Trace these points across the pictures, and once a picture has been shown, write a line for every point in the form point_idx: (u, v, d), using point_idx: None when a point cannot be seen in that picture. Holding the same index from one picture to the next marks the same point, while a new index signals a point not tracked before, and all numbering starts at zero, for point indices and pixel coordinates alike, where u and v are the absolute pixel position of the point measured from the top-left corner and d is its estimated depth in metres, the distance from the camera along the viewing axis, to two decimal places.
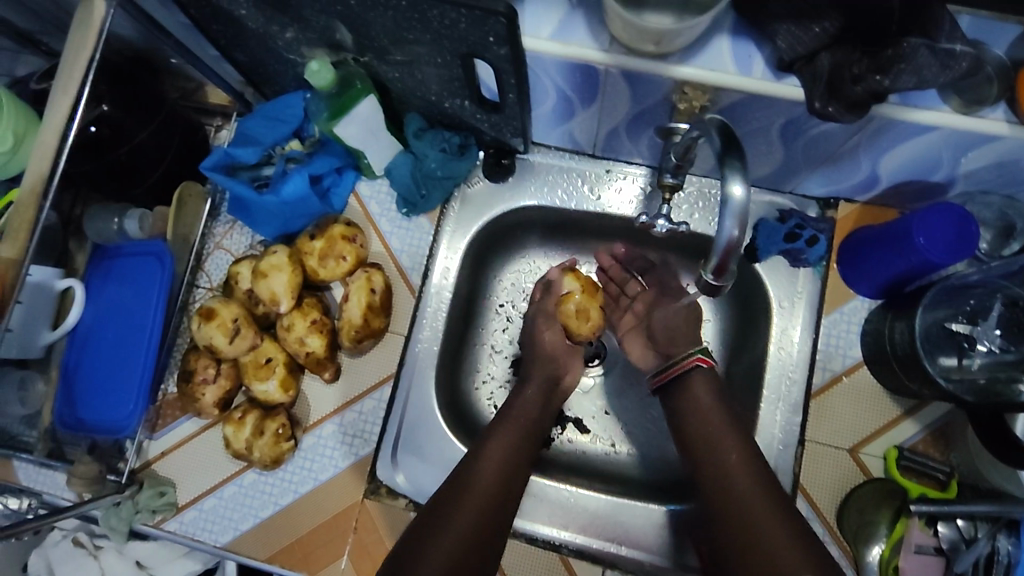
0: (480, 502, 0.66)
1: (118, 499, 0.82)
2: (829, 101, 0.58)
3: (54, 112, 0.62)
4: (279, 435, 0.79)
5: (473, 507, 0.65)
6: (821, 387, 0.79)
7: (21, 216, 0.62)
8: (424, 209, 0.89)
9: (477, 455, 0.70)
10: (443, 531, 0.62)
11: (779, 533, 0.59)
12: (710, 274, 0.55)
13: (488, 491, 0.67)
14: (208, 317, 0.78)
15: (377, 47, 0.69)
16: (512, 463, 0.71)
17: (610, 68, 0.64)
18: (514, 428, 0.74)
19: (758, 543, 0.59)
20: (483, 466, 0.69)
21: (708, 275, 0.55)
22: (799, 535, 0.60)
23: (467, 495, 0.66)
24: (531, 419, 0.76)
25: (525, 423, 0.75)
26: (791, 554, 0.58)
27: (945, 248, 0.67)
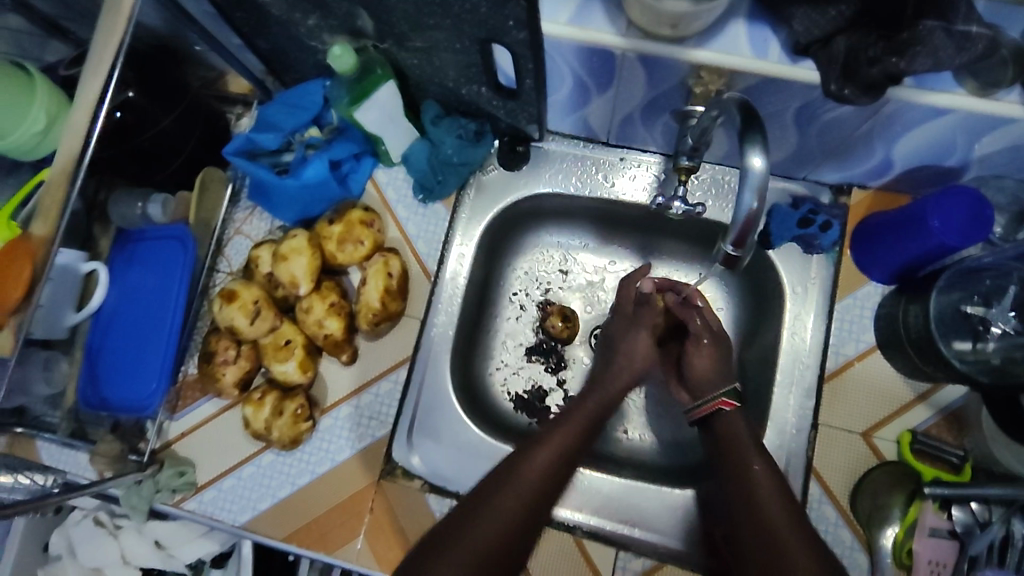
0: (522, 501, 0.63)
1: (140, 478, 0.82)
2: (844, 84, 0.59)
3: (85, 92, 0.65)
4: (298, 415, 0.80)
5: (513, 507, 0.62)
6: (835, 371, 0.79)
7: (53, 194, 0.64)
8: (439, 196, 0.90)
9: (526, 454, 0.68)
10: (476, 527, 0.59)
11: (779, 513, 0.64)
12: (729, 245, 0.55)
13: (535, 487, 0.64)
14: (230, 299, 0.79)
15: (397, 33, 0.71)
16: (560, 468, 0.68)
17: (626, 52, 0.65)
18: (580, 418, 0.74)
19: (778, 537, 0.61)
20: (531, 465, 0.66)
21: (728, 246, 0.55)
22: (800, 524, 0.63)
23: (506, 493, 0.63)
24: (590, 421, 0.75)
25: (586, 421, 0.75)
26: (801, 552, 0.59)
27: (960, 231, 0.67)
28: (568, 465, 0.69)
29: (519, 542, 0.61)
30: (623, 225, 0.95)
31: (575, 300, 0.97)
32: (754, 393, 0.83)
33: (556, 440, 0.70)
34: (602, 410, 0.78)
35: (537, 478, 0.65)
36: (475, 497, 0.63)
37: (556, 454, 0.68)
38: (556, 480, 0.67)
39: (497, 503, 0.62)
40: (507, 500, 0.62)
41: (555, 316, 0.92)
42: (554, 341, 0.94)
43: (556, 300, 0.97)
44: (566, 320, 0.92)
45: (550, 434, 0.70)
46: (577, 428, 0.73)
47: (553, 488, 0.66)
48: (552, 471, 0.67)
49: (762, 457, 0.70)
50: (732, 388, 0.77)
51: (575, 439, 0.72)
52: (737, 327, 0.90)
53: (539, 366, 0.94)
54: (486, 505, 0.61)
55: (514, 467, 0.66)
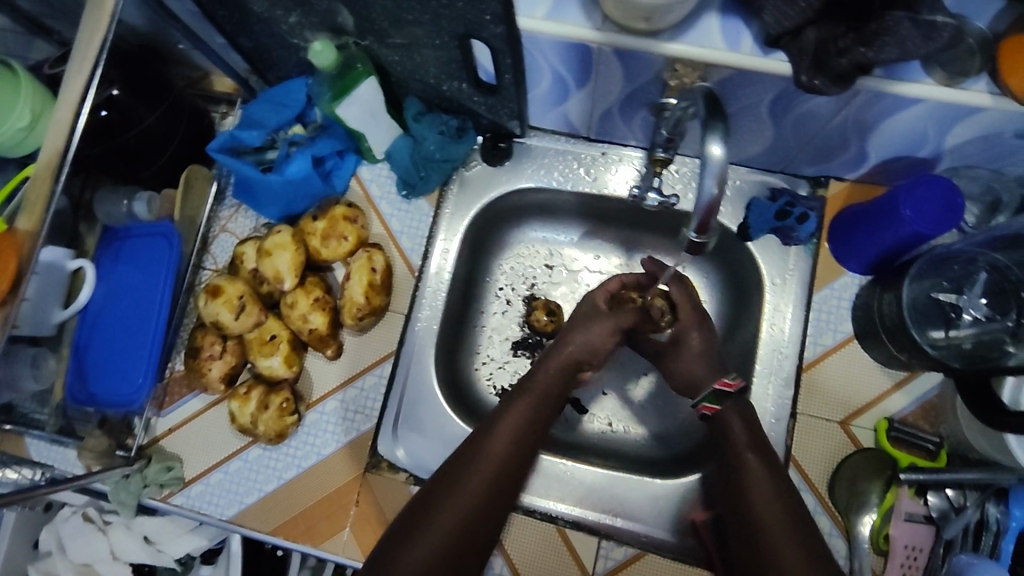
0: (478, 487, 0.68)
1: (127, 472, 0.84)
2: (815, 74, 0.60)
3: (69, 88, 0.65)
4: (283, 409, 0.81)
5: (470, 496, 0.68)
6: (812, 361, 0.80)
7: (38, 190, 0.64)
8: (423, 191, 0.90)
9: (481, 440, 0.71)
10: (436, 519, 0.66)
11: (771, 513, 0.65)
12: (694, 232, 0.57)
13: (487, 475, 0.69)
14: (214, 294, 0.80)
15: (378, 29, 0.72)
16: (514, 448, 0.72)
17: (603, 46, 0.66)
18: (537, 392, 0.76)
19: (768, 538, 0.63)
20: (484, 454, 0.70)
21: (692, 232, 0.58)
22: (790, 514, 0.65)
23: (462, 483, 0.68)
24: (550, 391, 0.77)
25: (544, 393, 0.76)
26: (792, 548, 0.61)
27: (932, 220, 0.68)
28: (526, 442, 0.73)
29: (480, 522, 0.67)
30: (608, 220, 0.96)
31: (561, 294, 0.97)
32: None
33: (508, 422, 0.73)
34: (554, 381, 0.78)
35: (492, 464, 0.70)
36: (435, 487, 0.69)
37: (508, 436, 0.72)
38: (512, 459, 0.71)
39: (450, 498, 0.67)
40: (462, 489, 0.68)
41: (539, 310, 0.93)
42: (539, 335, 0.95)
43: (541, 294, 0.97)
44: (551, 314, 0.93)
45: (503, 416, 0.73)
46: (528, 405, 0.75)
47: (509, 469, 0.71)
48: (505, 455, 0.71)
49: (755, 447, 0.70)
50: (708, 392, 0.75)
51: (531, 415, 0.74)
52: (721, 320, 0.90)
53: (524, 360, 0.95)
54: (441, 502, 0.67)
55: (470, 455, 0.70)
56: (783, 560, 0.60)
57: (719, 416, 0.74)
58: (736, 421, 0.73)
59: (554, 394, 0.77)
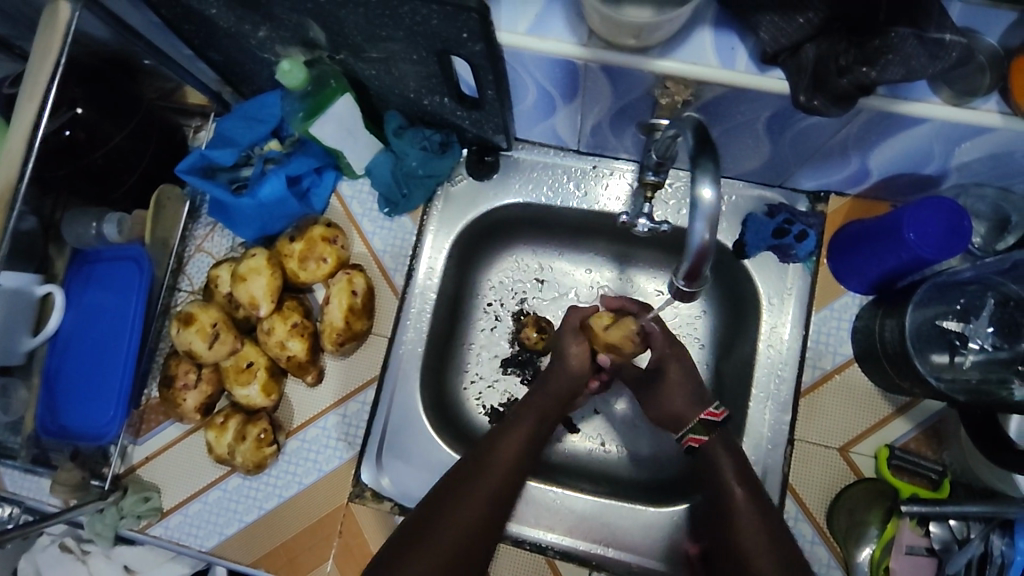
0: (481, 502, 0.66)
1: (102, 505, 0.81)
2: (815, 94, 0.56)
3: (21, 116, 0.61)
4: (261, 440, 0.78)
5: (472, 512, 0.65)
6: (811, 385, 0.77)
7: None
8: (406, 209, 0.87)
9: (482, 456, 0.70)
10: (440, 533, 0.63)
11: (765, 553, 0.62)
12: (682, 279, 0.54)
13: (489, 492, 0.67)
14: (187, 322, 0.77)
15: (352, 45, 0.68)
16: (517, 464, 0.70)
17: (589, 63, 0.62)
18: (535, 410, 0.75)
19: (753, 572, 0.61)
20: (485, 470, 0.68)
21: (678, 279, 0.54)
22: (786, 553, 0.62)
23: (465, 499, 0.66)
24: (545, 410, 0.75)
25: (541, 412, 0.75)
26: None
27: (936, 244, 0.65)
28: (524, 461, 0.72)
29: (484, 536, 0.65)
30: (601, 234, 0.92)
31: (550, 308, 0.94)
32: (730, 408, 0.81)
33: (510, 439, 0.72)
34: (552, 402, 0.76)
35: (495, 480, 0.68)
36: (435, 504, 0.66)
37: (512, 453, 0.71)
38: (513, 476, 0.70)
39: (452, 514, 0.65)
40: (465, 504, 0.66)
41: (529, 327, 0.90)
42: (529, 352, 0.92)
43: (532, 309, 0.94)
44: (541, 331, 0.90)
45: (504, 434, 0.72)
46: (529, 422, 0.74)
47: (510, 485, 0.69)
48: (506, 472, 0.69)
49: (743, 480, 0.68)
50: (695, 423, 0.73)
51: (529, 433, 0.73)
52: (714, 337, 0.86)
53: (514, 378, 0.92)
54: (442, 518, 0.64)
55: (473, 471, 0.68)
56: None
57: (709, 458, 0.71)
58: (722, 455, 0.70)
59: (554, 413, 0.76)
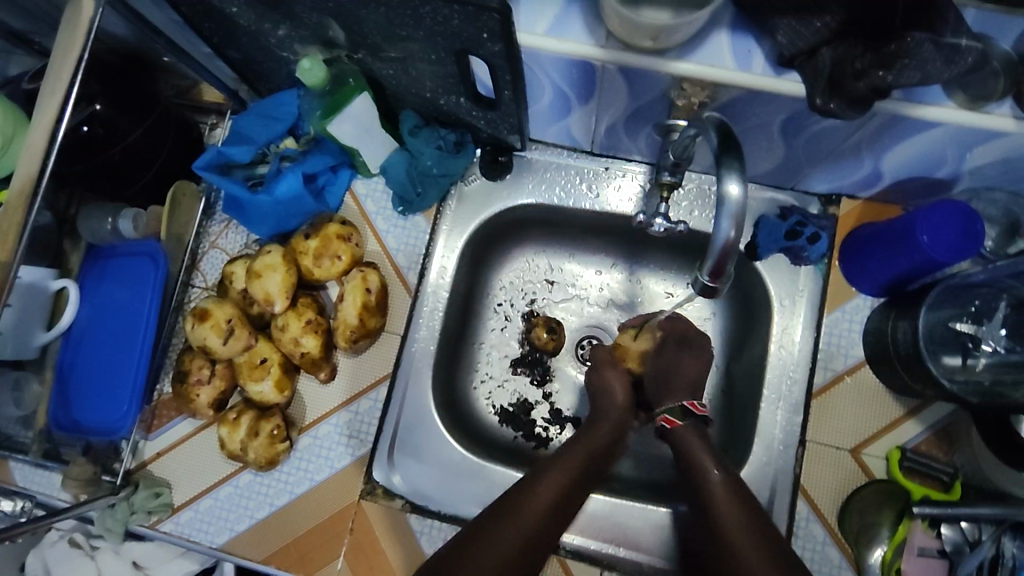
0: (511, 553, 0.65)
1: (113, 501, 0.81)
2: (830, 97, 0.58)
3: (42, 112, 0.61)
4: (274, 436, 0.78)
5: (513, 539, 0.66)
6: (823, 387, 0.78)
7: (9, 217, 0.60)
8: (419, 208, 0.87)
9: (528, 487, 0.70)
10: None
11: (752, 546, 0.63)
12: (707, 276, 0.55)
13: (533, 521, 0.68)
14: (202, 318, 0.77)
15: (371, 44, 0.69)
16: (549, 516, 0.69)
17: (606, 64, 0.63)
18: (585, 449, 0.75)
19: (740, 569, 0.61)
20: (531, 500, 0.69)
21: (704, 276, 0.54)
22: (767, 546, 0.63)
23: (507, 527, 0.66)
24: (595, 448, 0.76)
25: (589, 450, 0.75)
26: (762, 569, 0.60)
27: (950, 248, 0.65)
28: (571, 495, 0.72)
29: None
30: (611, 236, 0.93)
31: (560, 309, 0.95)
32: (742, 410, 0.82)
33: (546, 489, 0.70)
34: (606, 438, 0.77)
35: (526, 530, 0.67)
36: (477, 529, 0.67)
37: (546, 504, 0.69)
38: (543, 530, 0.68)
39: (494, 539, 0.65)
40: (494, 553, 0.64)
41: (539, 328, 0.90)
42: (540, 353, 0.93)
43: (542, 309, 0.95)
44: (552, 332, 0.90)
45: (553, 468, 0.72)
46: (572, 464, 0.73)
47: (556, 516, 0.70)
48: (554, 504, 0.70)
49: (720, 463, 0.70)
50: (676, 406, 0.78)
51: (577, 467, 0.73)
52: (724, 338, 0.88)
53: (524, 378, 0.93)
54: (483, 543, 0.65)
55: (518, 501, 0.69)
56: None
57: (691, 458, 0.72)
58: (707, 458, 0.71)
59: (601, 451, 0.76)
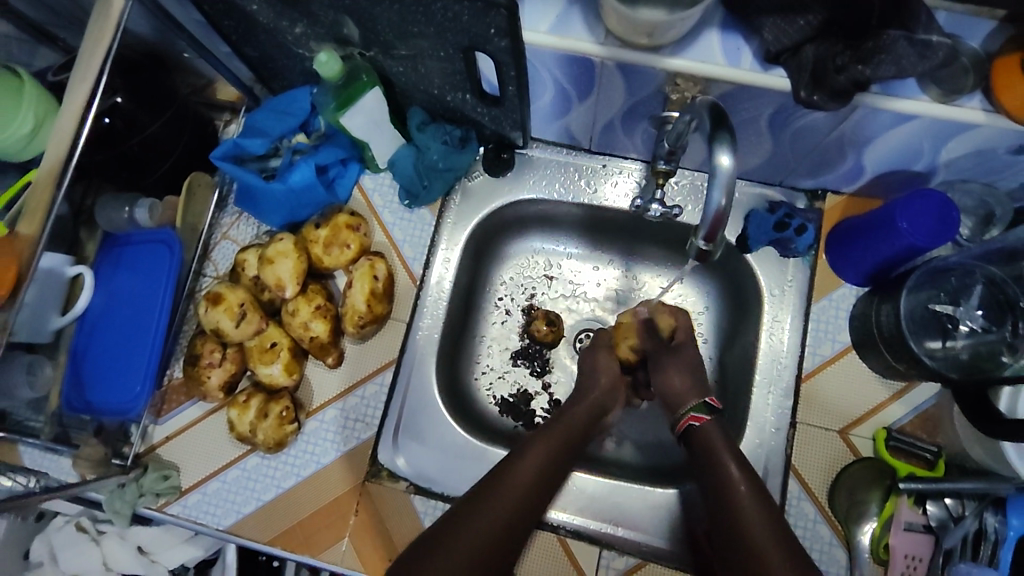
0: (497, 528, 0.67)
1: (123, 481, 0.83)
2: (813, 90, 0.62)
3: (72, 98, 0.65)
4: (282, 417, 0.80)
5: (499, 515, 0.68)
6: (812, 371, 0.81)
7: (38, 196, 0.63)
8: (425, 201, 0.91)
9: (509, 465, 0.73)
10: (456, 546, 0.64)
11: (759, 524, 0.66)
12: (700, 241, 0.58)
13: (517, 497, 0.70)
14: (215, 302, 0.80)
15: (383, 42, 0.73)
16: (535, 487, 0.72)
17: (605, 60, 0.67)
18: (562, 434, 0.78)
19: (758, 553, 0.64)
20: (512, 477, 0.71)
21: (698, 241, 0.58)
22: (775, 518, 0.68)
23: (490, 504, 0.68)
24: (571, 433, 0.79)
25: (566, 435, 0.78)
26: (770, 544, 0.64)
27: (928, 233, 0.69)
28: (551, 474, 0.74)
29: (497, 554, 0.66)
30: (609, 233, 0.97)
31: (559, 304, 0.99)
32: (735, 395, 0.85)
33: (531, 460, 0.74)
34: (585, 423, 0.81)
35: (515, 498, 0.70)
36: (463, 508, 0.68)
37: (529, 478, 0.72)
38: (529, 503, 0.71)
39: (481, 516, 0.67)
40: (482, 528, 0.66)
41: (539, 320, 0.94)
42: (539, 345, 0.96)
43: (541, 304, 0.99)
44: (551, 325, 0.94)
45: (529, 449, 0.75)
46: (549, 445, 0.76)
47: (539, 494, 0.72)
48: (535, 483, 0.72)
49: (739, 460, 0.72)
50: (700, 402, 0.79)
51: (553, 449, 0.76)
52: (717, 328, 0.93)
53: (524, 370, 0.96)
54: (469, 519, 0.67)
55: (499, 479, 0.71)
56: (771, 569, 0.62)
57: (710, 447, 0.75)
58: (713, 428, 0.77)
59: (576, 435, 0.79)
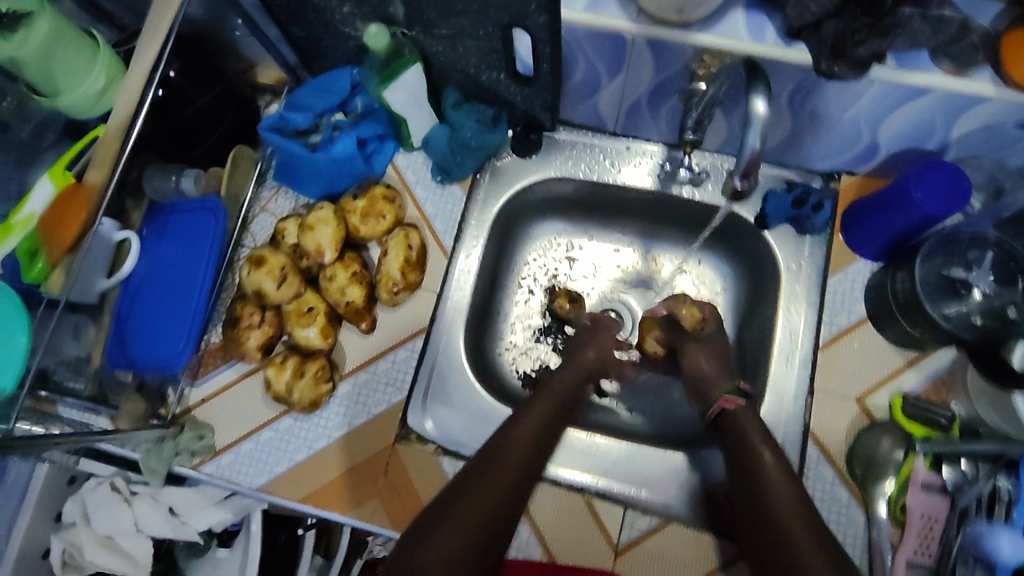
0: (504, 487, 0.71)
1: (163, 435, 0.85)
2: (834, 63, 0.66)
3: (140, 60, 0.70)
4: (319, 377, 0.83)
5: (504, 475, 0.72)
6: (829, 340, 0.84)
7: (106, 148, 0.68)
8: (457, 177, 0.95)
9: (509, 428, 0.77)
10: (467, 510, 0.68)
11: (787, 493, 0.69)
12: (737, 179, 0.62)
13: (519, 457, 0.74)
14: (258, 264, 0.84)
15: (426, 20, 0.78)
16: (535, 445, 0.76)
17: (637, 37, 0.71)
18: (554, 395, 0.83)
19: (784, 529, 0.66)
20: (512, 438, 0.76)
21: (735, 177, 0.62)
22: (805, 511, 0.67)
23: (495, 467, 0.72)
24: (564, 394, 0.84)
25: (560, 396, 0.83)
26: (787, 505, 0.68)
27: (942, 201, 0.73)
28: (549, 433, 0.79)
29: (506, 510, 0.70)
30: (631, 215, 1.01)
31: (581, 284, 1.03)
32: (753, 365, 0.89)
33: (524, 428, 0.77)
34: (578, 385, 0.86)
35: (517, 458, 0.74)
36: (470, 473, 0.72)
37: (529, 437, 0.76)
38: (531, 461, 0.75)
39: (487, 478, 0.71)
40: (489, 489, 0.70)
41: (562, 297, 0.97)
42: (560, 322, 1.00)
43: (564, 283, 1.03)
44: (574, 302, 0.97)
45: (526, 412, 0.79)
46: (546, 408, 0.80)
47: (538, 450, 0.76)
48: (535, 440, 0.76)
49: (772, 447, 0.72)
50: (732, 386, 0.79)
51: (549, 411, 0.80)
52: (734, 307, 0.97)
53: (547, 346, 0.99)
54: (476, 482, 0.71)
55: (501, 443, 0.75)
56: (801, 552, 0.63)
57: (740, 432, 0.75)
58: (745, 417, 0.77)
59: (570, 396, 0.84)
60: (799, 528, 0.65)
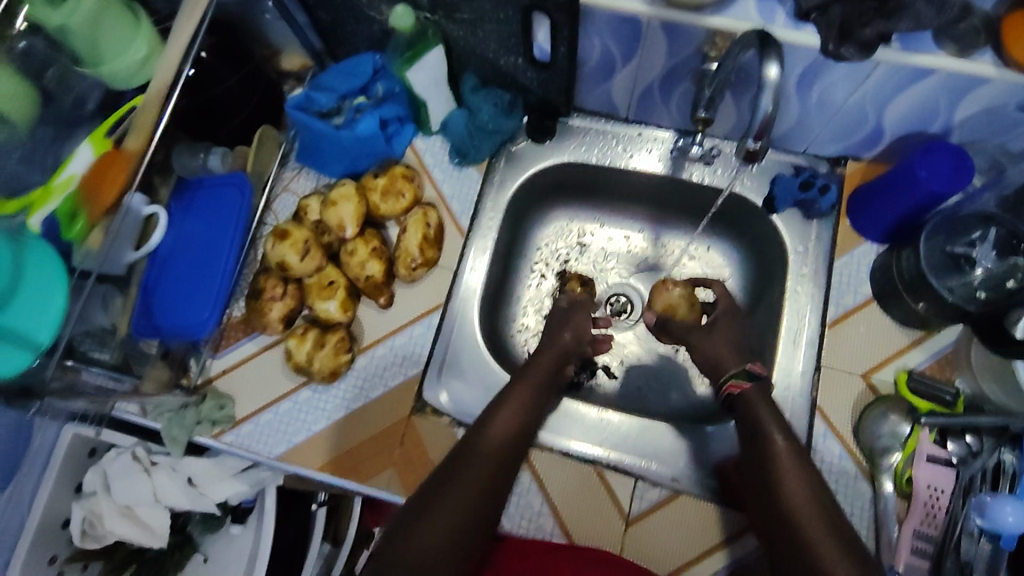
0: (484, 478, 0.68)
1: (185, 403, 0.89)
2: (841, 43, 0.69)
3: (180, 32, 0.75)
4: (338, 347, 0.86)
5: (484, 466, 0.69)
6: (836, 318, 0.86)
7: (145, 115, 0.74)
8: (474, 159, 0.98)
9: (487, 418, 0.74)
10: (449, 504, 0.64)
11: (801, 478, 0.66)
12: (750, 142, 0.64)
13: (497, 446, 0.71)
14: (282, 237, 0.86)
15: (449, 4, 0.81)
16: (513, 433, 0.73)
17: (651, 19, 0.74)
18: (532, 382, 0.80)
19: (792, 513, 0.64)
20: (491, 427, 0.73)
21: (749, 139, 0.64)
22: (820, 505, 0.64)
23: (476, 460, 0.69)
24: (545, 379, 0.81)
25: (539, 382, 0.80)
26: (796, 483, 0.66)
27: (945, 180, 0.76)
28: (528, 421, 0.76)
29: (488, 501, 0.67)
30: (640, 201, 1.04)
31: (591, 268, 1.05)
32: (760, 344, 0.91)
33: (507, 412, 0.75)
34: (555, 368, 0.83)
35: (497, 448, 0.71)
36: (448, 467, 0.69)
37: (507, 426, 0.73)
38: (510, 450, 0.72)
39: (466, 470, 0.68)
40: (470, 480, 0.67)
41: (574, 281, 1.00)
42: None
43: (575, 268, 1.05)
44: (585, 285, 1.00)
45: (505, 400, 0.76)
46: (524, 395, 0.77)
47: (517, 439, 0.74)
48: (512, 428, 0.74)
49: (783, 429, 0.70)
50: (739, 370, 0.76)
51: (527, 398, 0.77)
52: (744, 292, 0.99)
53: None
54: (456, 474, 0.67)
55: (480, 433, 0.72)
56: (816, 542, 0.61)
57: (751, 414, 0.73)
58: (761, 406, 0.73)
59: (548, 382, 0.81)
60: (803, 492, 0.65)
